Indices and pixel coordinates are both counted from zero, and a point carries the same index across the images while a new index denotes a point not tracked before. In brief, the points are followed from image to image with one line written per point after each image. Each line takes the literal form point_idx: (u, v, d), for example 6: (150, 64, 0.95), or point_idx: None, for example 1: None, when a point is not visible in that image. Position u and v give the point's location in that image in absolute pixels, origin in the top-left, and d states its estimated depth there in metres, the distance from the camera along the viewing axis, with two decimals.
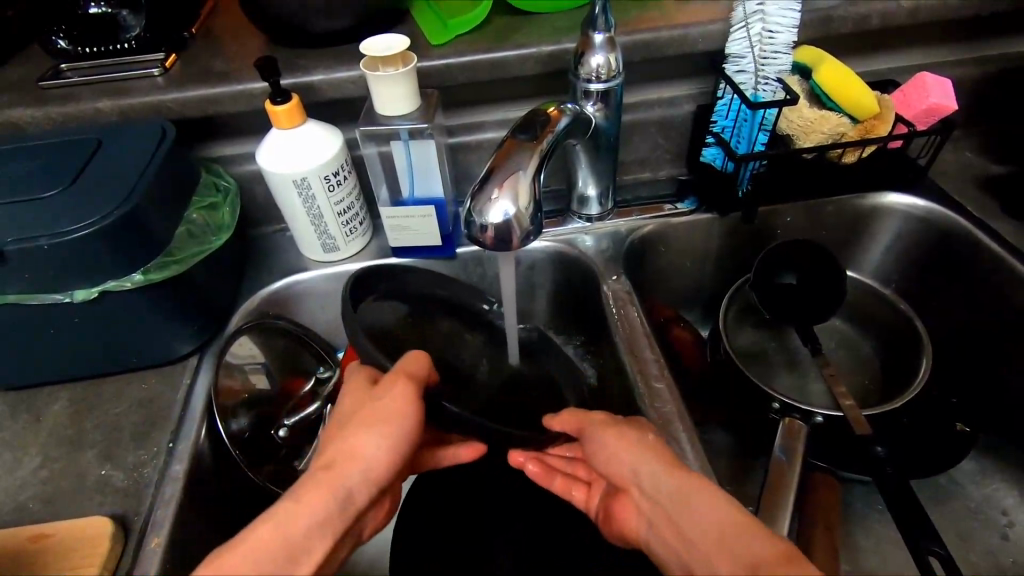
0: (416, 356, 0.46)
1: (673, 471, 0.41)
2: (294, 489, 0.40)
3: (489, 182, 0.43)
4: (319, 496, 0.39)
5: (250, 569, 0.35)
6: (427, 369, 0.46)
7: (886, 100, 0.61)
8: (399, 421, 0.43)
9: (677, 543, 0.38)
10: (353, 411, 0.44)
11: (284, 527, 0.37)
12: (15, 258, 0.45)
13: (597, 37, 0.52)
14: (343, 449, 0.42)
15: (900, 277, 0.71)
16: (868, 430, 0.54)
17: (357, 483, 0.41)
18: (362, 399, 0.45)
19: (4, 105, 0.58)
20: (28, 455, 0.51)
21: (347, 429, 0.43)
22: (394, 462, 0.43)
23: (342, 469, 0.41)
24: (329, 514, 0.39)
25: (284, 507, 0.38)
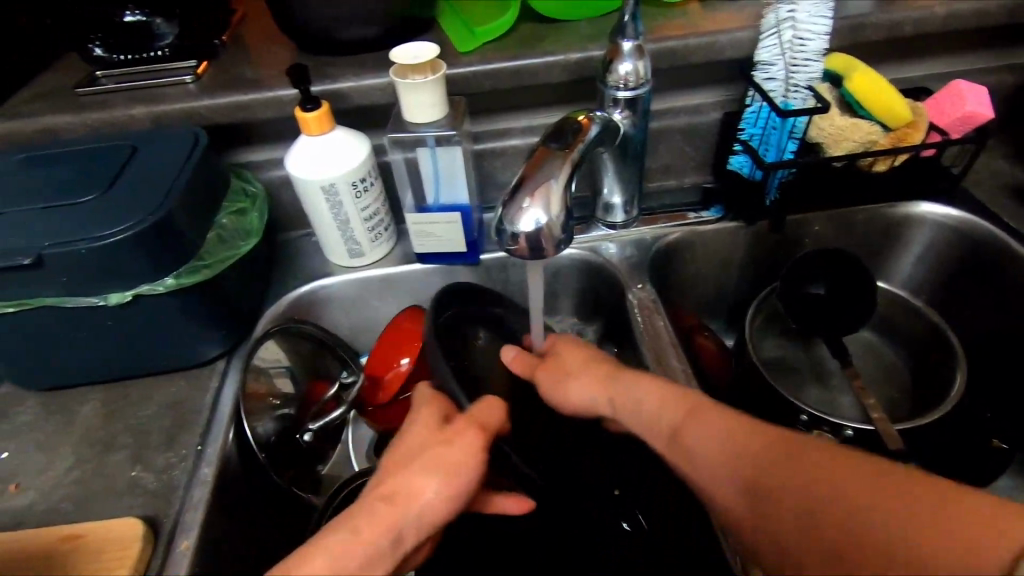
0: (491, 406, 0.47)
1: (593, 383, 0.50)
2: (352, 518, 0.40)
3: (520, 192, 0.42)
4: (375, 531, 0.39)
5: None
6: (501, 421, 0.47)
7: (920, 108, 0.60)
8: (465, 471, 0.43)
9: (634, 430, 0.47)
10: (419, 448, 0.44)
11: (341, 557, 0.37)
12: (53, 262, 0.46)
13: (626, 45, 0.52)
14: (405, 486, 0.42)
15: (930, 288, 0.70)
16: (900, 445, 0.53)
17: (413, 524, 0.41)
18: (431, 438, 0.45)
19: (43, 111, 0.60)
20: (61, 455, 0.52)
21: (408, 464, 0.43)
22: (451, 511, 0.42)
23: (401, 506, 0.41)
24: (381, 552, 0.39)
25: (342, 537, 0.38)
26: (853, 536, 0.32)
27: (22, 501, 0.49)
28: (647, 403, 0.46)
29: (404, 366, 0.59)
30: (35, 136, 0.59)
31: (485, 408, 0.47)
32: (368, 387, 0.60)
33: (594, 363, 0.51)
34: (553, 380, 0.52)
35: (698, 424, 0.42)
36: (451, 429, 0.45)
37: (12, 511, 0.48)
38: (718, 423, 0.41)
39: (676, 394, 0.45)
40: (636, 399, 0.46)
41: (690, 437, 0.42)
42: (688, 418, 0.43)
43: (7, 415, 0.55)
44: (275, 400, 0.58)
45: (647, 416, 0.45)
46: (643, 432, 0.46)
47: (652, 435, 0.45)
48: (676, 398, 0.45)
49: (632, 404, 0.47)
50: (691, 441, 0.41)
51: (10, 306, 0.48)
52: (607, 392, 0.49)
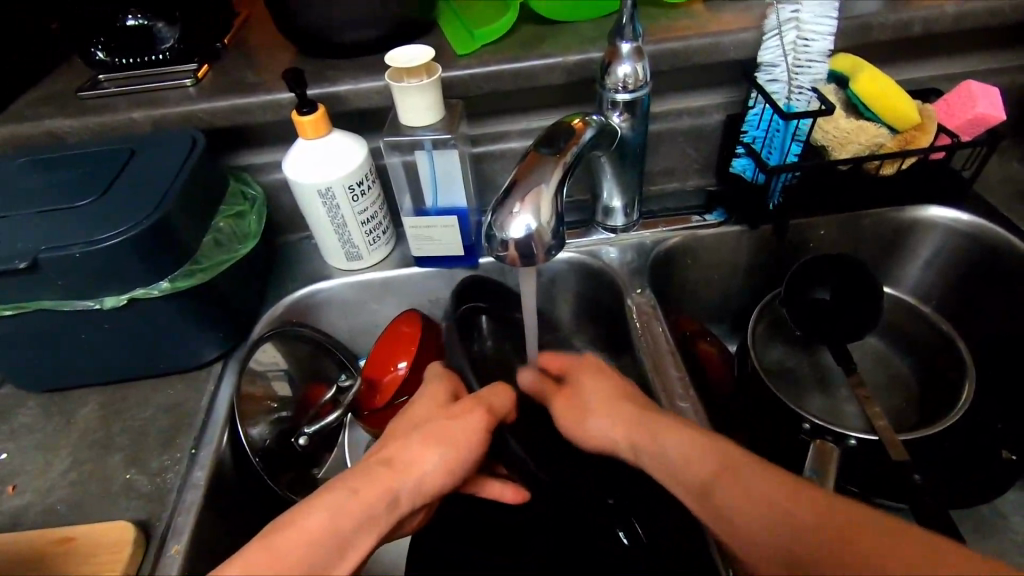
0: (499, 390, 0.50)
1: (614, 420, 0.47)
2: (352, 478, 0.41)
3: (511, 197, 0.42)
4: (376, 493, 0.40)
5: (299, 554, 0.36)
6: (508, 406, 0.49)
7: (928, 110, 0.58)
8: (467, 449, 0.45)
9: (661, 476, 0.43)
10: (425, 422, 0.47)
11: (340, 514, 0.38)
12: (49, 266, 0.46)
13: (624, 47, 0.51)
14: (408, 453, 0.44)
15: (941, 294, 0.68)
16: (904, 457, 0.52)
17: (409, 491, 0.42)
18: (434, 415, 0.47)
19: (45, 115, 0.60)
20: (59, 457, 0.52)
21: (413, 434, 0.45)
22: (449, 484, 0.44)
23: (401, 473, 0.43)
24: (377, 515, 0.40)
25: (341, 496, 0.39)
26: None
27: (20, 502, 0.49)
28: (667, 456, 0.42)
29: (401, 370, 0.59)
30: (39, 139, 0.60)
31: (493, 392, 0.50)
32: (365, 390, 0.60)
33: (613, 395, 0.49)
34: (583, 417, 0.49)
35: (733, 483, 0.38)
36: (456, 408, 0.47)
37: (11, 512, 0.49)
38: (753, 487, 0.38)
39: (702, 438, 0.42)
40: (659, 446, 0.43)
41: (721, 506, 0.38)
42: (720, 475, 0.39)
43: (9, 416, 0.56)
44: (271, 404, 0.58)
45: (672, 464, 0.42)
46: (668, 481, 0.42)
47: (679, 490, 0.41)
48: (708, 449, 0.41)
49: (654, 444, 0.43)
50: (726, 507, 0.38)
51: (8, 309, 0.48)
52: (628, 428, 0.46)
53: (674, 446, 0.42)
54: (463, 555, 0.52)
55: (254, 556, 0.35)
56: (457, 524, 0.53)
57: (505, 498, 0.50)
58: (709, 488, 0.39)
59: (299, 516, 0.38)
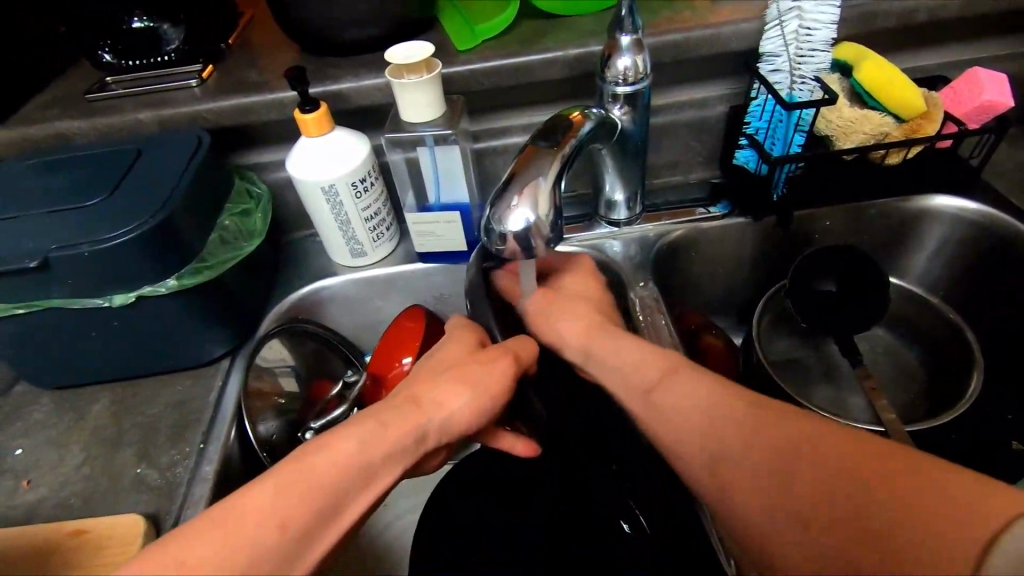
0: (524, 341, 0.51)
1: (574, 324, 0.52)
2: (382, 413, 0.41)
3: (509, 190, 0.42)
4: (404, 429, 0.41)
5: (330, 477, 0.36)
6: (532, 358, 0.50)
7: (935, 98, 0.58)
8: (492, 395, 0.45)
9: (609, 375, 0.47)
10: (453, 365, 0.47)
11: (369, 445, 0.39)
12: (59, 265, 0.47)
13: (623, 39, 0.51)
14: (438, 394, 0.44)
15: (949, 284, 0.67)
16: (910, 444, 0.51)
17: (435, 432, 0.42)
18: (463, 359, 0.48)
19: (55, 117, 0.61)
20: (72, 452, 0.53)
21: (442, 375, 0.46)
22: (474, 425, 0.45)
23: (429, 411, 0.43)
24: (405, 449, 0.40)
25: (373, 427, 0.40)
26: (828, 499, 0.31)
27: (34, 496, 0.50)
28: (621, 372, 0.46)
29: (406, 365, 0.59)
30: (49, 141, 0.61)
31: (520, 344, 0.51)
32: (370, 386, 0.60)
33: (580, 310, 0.53)
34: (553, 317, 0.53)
35: (676, 383, 0.41)
36: (486, 353, 0.48)
37: (25, 506, 0.50)
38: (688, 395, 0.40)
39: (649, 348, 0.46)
40: (611, 348, 0.48)
41: (664, 413, 0.41)
42: (666, 376, 0.42)
43: (23, 413, 0.57)
44: (279, 399, 0.59)
45: (624, 367, 0.46)
46: (617, 385, 0.46)
47: (628, 392, 0.45)
48: (658, 356, 0.45)
49: (609, 352, 0.48)
50: (666, 405, 0.41)
51: (19, 307, 0.49)
52: (590, 340, 0.50)
53: (622, 351, 0.47)
54: (460, 548, 0.53)
55: (287, 471, 0.36)
56: (462, 515, 0.55)
57: (517, 451, 0.50)
58: (653, 386, 0.42)
59: (327, 441, 0.38)
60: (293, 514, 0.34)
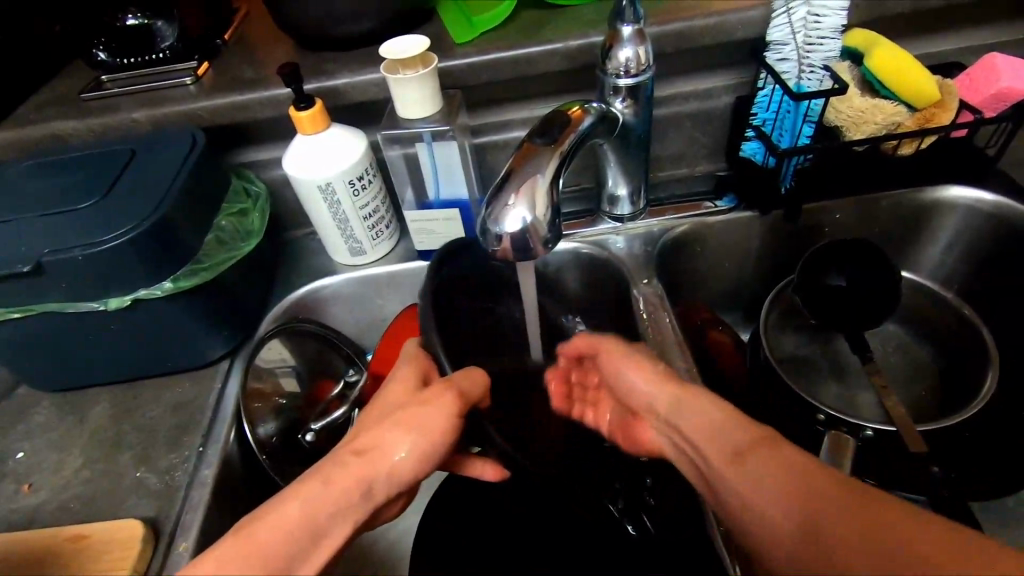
0: (474, 372, 0.46)
1: (648, 375, 0.46)
2: (320, 469, 0.39)
3: (505, 189, 0.41)
4: (346, 483, 0.38)
5: (273, 547, 0.34)
6: (480, 391, 0.46)
7: (949, 85, 0.56)
8: (441, 435, 0.42)
9: (684, 442, 0.41)
10: (397, 407, 0.43)
11: (311, 506, 0.36)
12: (52, 269, 0.46)
13: (625, 29, 0.50)
14: (381, 442, 0.41)
15: (963, 277, 0.65)
16: (924, 448, 0.50)
17: (382, 483, 0.40)
18: (408, 399, 0.44)
19: (50, 118, 0.61)
20: (71, 456, 0.53)
21: (386, 420, 0.42)
22: (420, 470, 0.41)
23: (374, 461, 0.40)
24: (348, 503, 0.38)
25: (312, 487, 0.37)
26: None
27: (36, 499, 0.50)
28: (683, 418, 0.41)
29: None
30: (45, 142, 0.61)
31: (468, 375, 0.46)
32: (371, 385, 0.60)
33: (653, 363, 0.47)
34: (616, 362, 0.48)
35: (765, 452, 0.36)
36: (429, 391, 0.44)
37: (26, 510, 0.50)
38: (741, 435, 0.38)
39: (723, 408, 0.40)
40: (692, 414, 0.41)
41: (714, 445, 0.38)
42: (760, 445, 0.36)
43: (25, 416, 0.57)
44: (280, 399, 0.59)
45: (705, 429, 0.39)
46: (703, 442, 0.39)
47: (710, 452, 0.38)
48: (744, 423, 0.38)
49: (691, 415, 0.41)
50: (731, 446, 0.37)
51: (17, 311, 0.49)
52: (671, 399, 0.43)
53: (704, 413, 0.40)
54: None
55: (227, 549, 0.34)
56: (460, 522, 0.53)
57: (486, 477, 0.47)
58: (748, 451, 0.36)
59: (264, 509, 0.36)
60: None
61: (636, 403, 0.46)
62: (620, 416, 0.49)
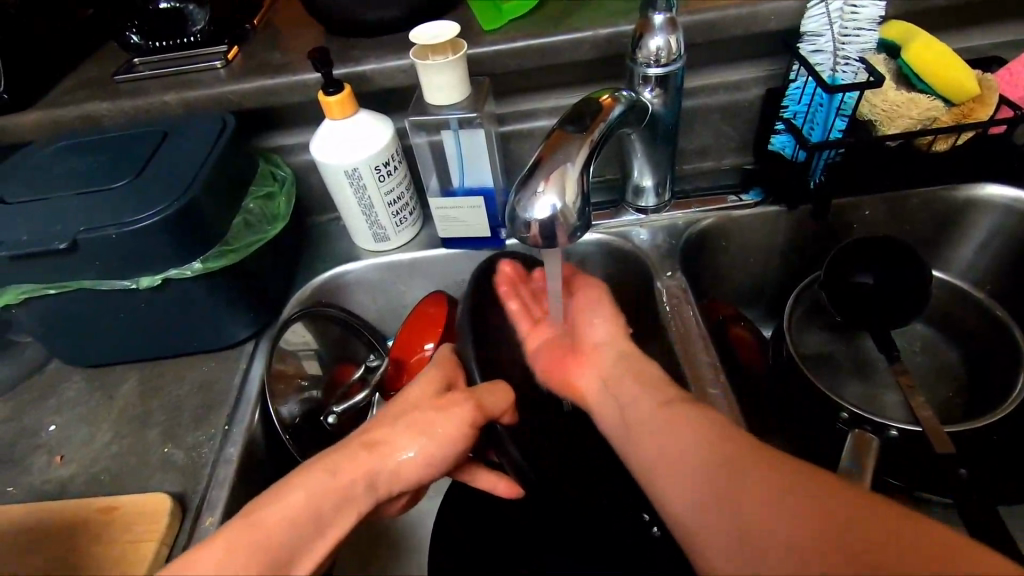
0: (499, 387, 0.45)
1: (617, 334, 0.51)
2: (330, 457, 0.41)
3: (534, 177, 0.41)
4: (354, 475, 0.40)
5: (278, 533, 0.36)
6: (502, 408, 0.45)
7: (989, 80, 0.54)
8: (450, 442, 0.43)
9: (615, 388, 0.46)
10: (412, 406, 0.45)
11: (318, 494, 0.38)
12: (87, 246, 0.47)
13: (656, 18, 0.49)
14: (389, 438, 0.42)
15: (996, 277, 0.64)
16: (948, 448, 0.49)
17: (386, 481, 0.41)
18: (425, 399, 0.45)
19: (83, 99, 0.62)
20: (101, 431, 0.55)
21: (400, 418, 0.44)
22: (426, 474, 0.43)
23: (381, 457, 0.42)
24: (352, 496, 0.40)
25: (320, 476, 0.39)
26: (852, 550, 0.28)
27: (66, 472, 0.52)
28: (630, 385, 0.45)
29: (428, 351, 0.59)
30: (78, 123, 0.62)
31: (492, 389, 0.45)
32: (392, 370, 0.60)
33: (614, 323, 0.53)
34: (592, 311, 0.54)
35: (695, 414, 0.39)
36: (448, 395, 0.44)
37: (58, 481, 0.51)
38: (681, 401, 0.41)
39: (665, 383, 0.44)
40: (639, 376, 0.45)
41: (647, 400, 0.42)
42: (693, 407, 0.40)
43: (56, 389, 0.58)
44: (302, 381, 0.60)
45: (642, 389, 0.44)
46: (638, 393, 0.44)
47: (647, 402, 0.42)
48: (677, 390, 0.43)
49: (633, 375, 0.46)
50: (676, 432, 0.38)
51: (51, 288, 0.50)
52: (618, 354, 0.49)
53: (646, 376, 0.45)
54: None
55: (237, 529, 0.36)
56: None
57: (497, 490, 0.47)
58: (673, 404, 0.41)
59: (277, 495, 0.38)
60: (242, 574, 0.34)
61: (587, 347, 0.52)
62: (556, 343, 0.54)
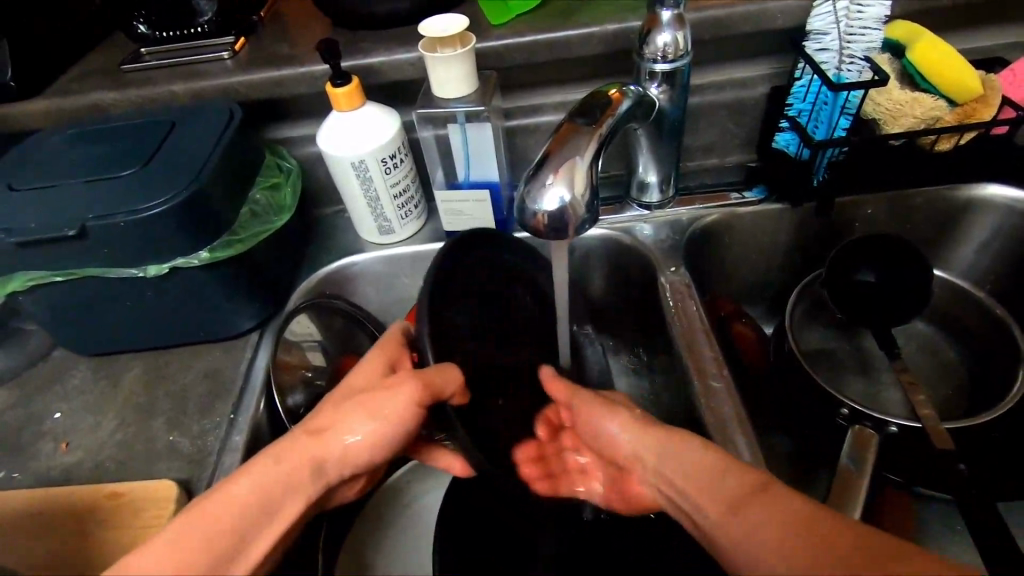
0: (450, 369, 0.43)
1: (647, 429, 0.45)
2: (278, 444, 0.42)
3: (543, 169, 0.41)
4: (302, 461, 0.41)
5: (224, 520, 0.37)
6: (455, 392, 0.43)
7: (993, 80, 0.55)
8: (394, 421, 0.44)
9: (677, 495, 0.41)
10: (357, 390, 0.45)
11: (268, 479, 0.40)
12: (96, 233, 0.47)
13: (664, 14, 0.49)
14: (334, 422, 0.43)
15: (997, 276, 0.64)
16: (948, 444, 0.50)
17: (333, 462, 0.42)
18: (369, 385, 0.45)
19: (90, 88, 0.62)
20: (106, 419, 0.55)
21: (345, 402, 0.44)
22: (373, 451, 0.44)
23: (327, 441, 0.42)
24: (299, 478, 0.41)
25: (267, 463, 0.40)
26: None
27: (72, 458, 0.52)
28: (686, 480, 0.40)
29: None
30: (85, 112, 0.62)
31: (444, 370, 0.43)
32: None
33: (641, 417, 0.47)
34: (598, 416, 0.48)
35: (765, 501, 0.36)
36: (391, 379, 0.44)
37: (63, 467, 0.51)
38: (738, 478, 0.38)
39: (719, 462, 0.40)
40: (690, 466, 0.41)
41: (707, 494, 0.39)
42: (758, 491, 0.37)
43: (61, 377, 0.59)
44: (307, 373, 0.59)
45: (698, 481, 0.40)
46: (697, 488, 0.40)
47: (707, 497, 0.39)
48: (739, 470, 0.39)
49: (680, 467, 0.41)
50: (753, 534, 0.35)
51: (59, 275, 0.50)
52: (659, 446, 0.44)
53: (701, 469, 0.40)
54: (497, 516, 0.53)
55: (184, 521, 0.37)
56: None
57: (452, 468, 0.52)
58: (740, 497, 0.37)
59: (227, 483, 0.39)
60: (193, 559, 0.35)
61: (622, 457, 0.47)
62: (610, 472, 0.51)
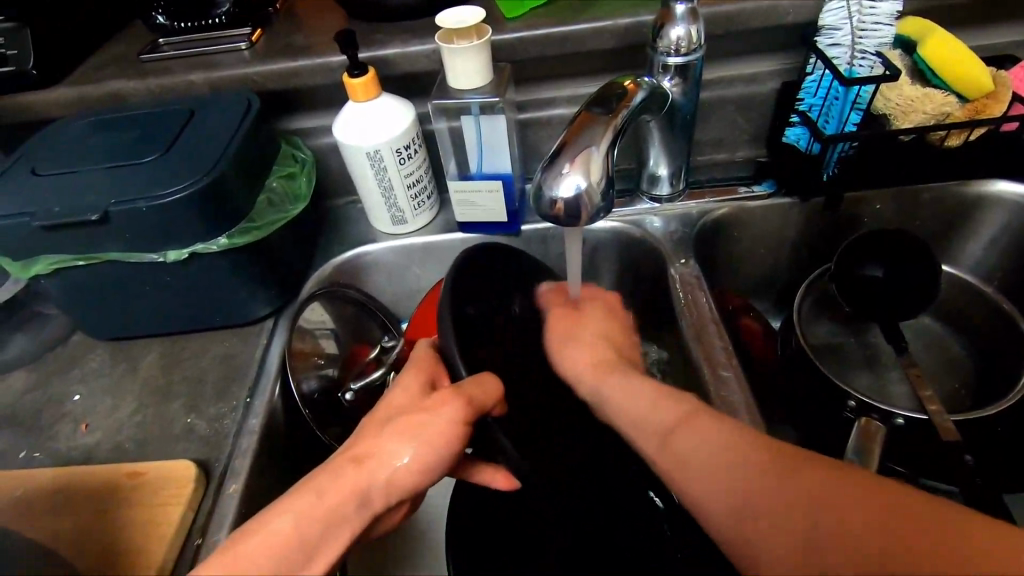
0: (486, 380, 0.43)
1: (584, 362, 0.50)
2: (318, 477, 0.39)
3: (560, 158, 0.42)
4: (344, 494, 0.39)
5: (263, 563, 0.35)
6: (493, 401, 0.42)
7: (1003, 77, 0.55)
8: (441, 444, 0.41)
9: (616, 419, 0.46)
10: (398, 412, 0.42)
11: (307, 516, 0.37)
12: (118, 218, 0.48)
13: (678, 8, 0.50)
14: (376, 449, 0.40)
15: (1004, 272, 0.65)
16: (958, 437, 0.50)
17: (379, 489, 0.40)
18: (410, 406, 0.42)
19: (110, 77, 0.63)
20: (124, 401, 0.56)
21: (386, 427, 0.42)
22: (421, 479, 0.41)
23: (371, 470, 0.40)
24: (342, 511, 0.38)
25: (307, 500, 0.38)
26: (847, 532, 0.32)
27: (91, 439, 0.53)
28: (630, 410, 0.45)
29: None
30: (104, 100, 0.63)
31: (480, 383, 0.42)
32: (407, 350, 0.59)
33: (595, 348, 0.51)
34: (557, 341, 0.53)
35: (696, 427, 0.40)
36: (433, 399, 0.42)
37: (83, 448, 0.52)
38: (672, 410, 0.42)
39: (659, 397, 0.44)
40: (633, 403, 0.45)
41: (650, 425, 0.43)
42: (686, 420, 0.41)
43: (79, 361, 0.60)
44: (319, 360, 0.60)
45: (644, 414, 0.44)
46: (638, 424, 0.44)
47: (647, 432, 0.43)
48: (673, 401, 0.43)
49: (624, 398, 0.46)
50: (685, 451, 0.39)
51: (81, 259, 0.51)
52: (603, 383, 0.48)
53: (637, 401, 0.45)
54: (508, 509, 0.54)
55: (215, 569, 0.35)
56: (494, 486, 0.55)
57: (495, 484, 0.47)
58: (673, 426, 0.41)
59: (263, 520, 0.37)
60: None
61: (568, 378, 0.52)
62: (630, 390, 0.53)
